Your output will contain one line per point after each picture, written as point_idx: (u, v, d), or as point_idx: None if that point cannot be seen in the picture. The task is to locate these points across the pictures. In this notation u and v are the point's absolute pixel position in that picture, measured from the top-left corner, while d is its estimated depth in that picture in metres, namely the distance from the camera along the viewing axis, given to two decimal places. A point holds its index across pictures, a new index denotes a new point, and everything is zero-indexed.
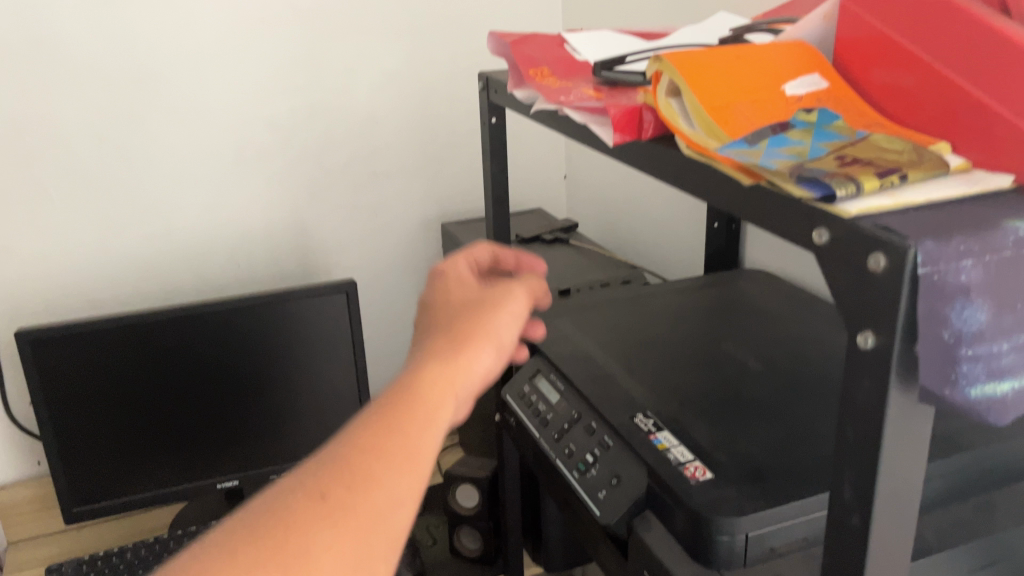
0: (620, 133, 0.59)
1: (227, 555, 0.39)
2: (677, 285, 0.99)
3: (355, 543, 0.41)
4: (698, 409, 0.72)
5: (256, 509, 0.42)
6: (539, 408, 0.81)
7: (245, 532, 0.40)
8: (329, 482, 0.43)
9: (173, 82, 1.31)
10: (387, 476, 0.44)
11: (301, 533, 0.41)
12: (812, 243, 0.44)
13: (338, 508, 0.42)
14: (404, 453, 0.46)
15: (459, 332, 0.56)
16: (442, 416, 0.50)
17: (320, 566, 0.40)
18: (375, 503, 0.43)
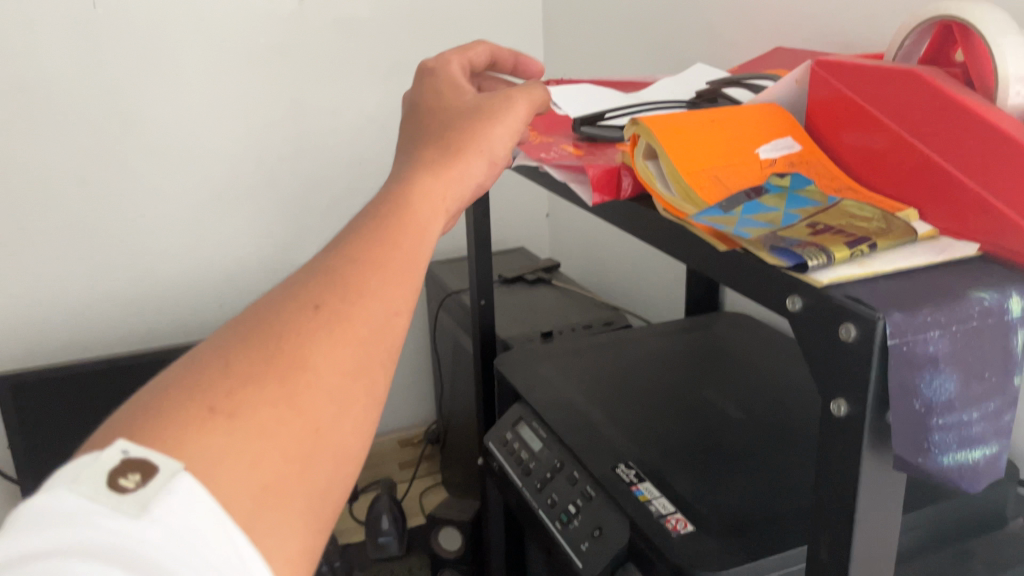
0: (599, 193, 0.59)
1: (214, 377, 0.34)
2: (660, 329, 1.00)
3: (356, 353, 0.37)
4: (679, 459, 0.72)
5: (240, 334, 0.36)
6: (521, 456, 0.82)
7: (233, 355, 0.35)
8: (320, 293, 0.38)
9: (158, 124, 1.31)
10: (380, 287, 0.39)
11: (293, 346, 0.35)
12: (786, 310, 0.45)
13: (333, 319, 0.37)
14: (402, 263, 0.41)
15: (453, 147, 0.51)
16: (435, 228, 0.45)
17: (319, 381, 0.35)
18: (375, 316, 0.38)
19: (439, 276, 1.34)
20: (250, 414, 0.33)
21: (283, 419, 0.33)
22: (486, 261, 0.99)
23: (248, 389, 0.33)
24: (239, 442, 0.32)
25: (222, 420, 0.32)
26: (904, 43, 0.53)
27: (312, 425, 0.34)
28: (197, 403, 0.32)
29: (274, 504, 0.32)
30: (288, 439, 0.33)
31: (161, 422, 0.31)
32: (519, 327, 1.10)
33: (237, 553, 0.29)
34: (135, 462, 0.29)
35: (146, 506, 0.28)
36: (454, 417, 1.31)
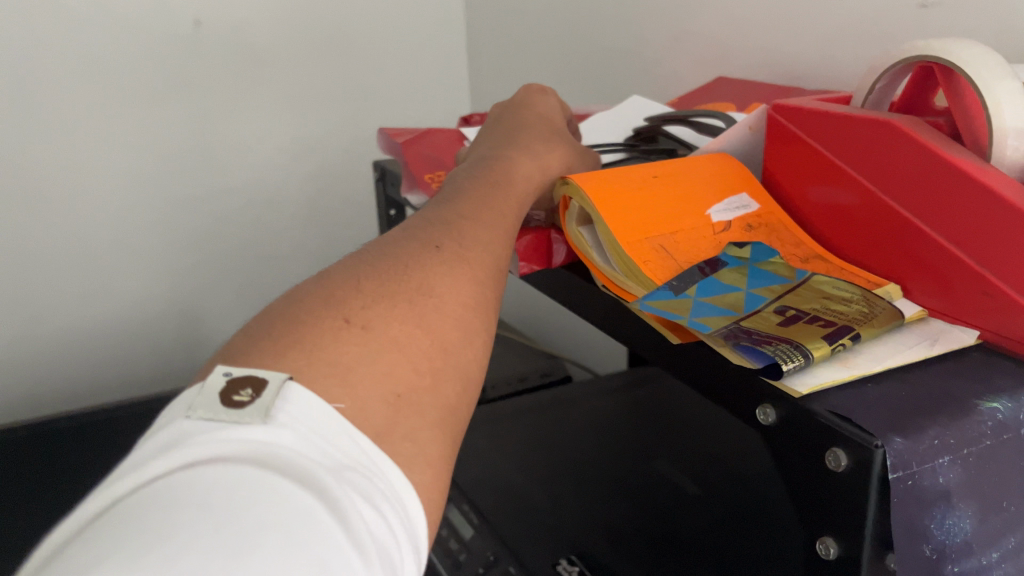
0: (526, 263, 0.50)
1: (341, 297, 0.33)
2: (600, 387, 0.92)
3: (471, 294, 0.37)
4: (630, 552, 0.64)
5: (363, 267, 0.36)
6: (450, 546, 0.71)
7: (361, 281, 0.35)
8: (436, 242, 0.39)
9: (41, 166, 1.15)
10: (484, 246, 0.41)
11: (416, 284, 0.36)
12: (756, 422, 0.37)
13: (452, 262, 0.38)
14: (500, 235, 0.43)
15: (532, 149, 0.54)
16: (521, 205, 0.48)
17: (441, 312, 0.35)
18: (485, 268, 0.40)
19: None
20: (382, 329, 0.32)
21: (413, 336, 0.33)
22: None
23: (378, 307, 0.33)
24: (374, 352, 0.31)
25: (358, 331, 0.32)
26: (875, 87, 0.46)
27: (438, 345, 0.34)
28: (331, 316, 0.32)
29: (406, 414, 0.30)
30: (417, 353, 0.32)
31: (296, 332, 0.31)
32: None
33: (369, 456, 0.27)
34: (242, 381, 0.27)
35: (270, 412, 0.26)
36: None
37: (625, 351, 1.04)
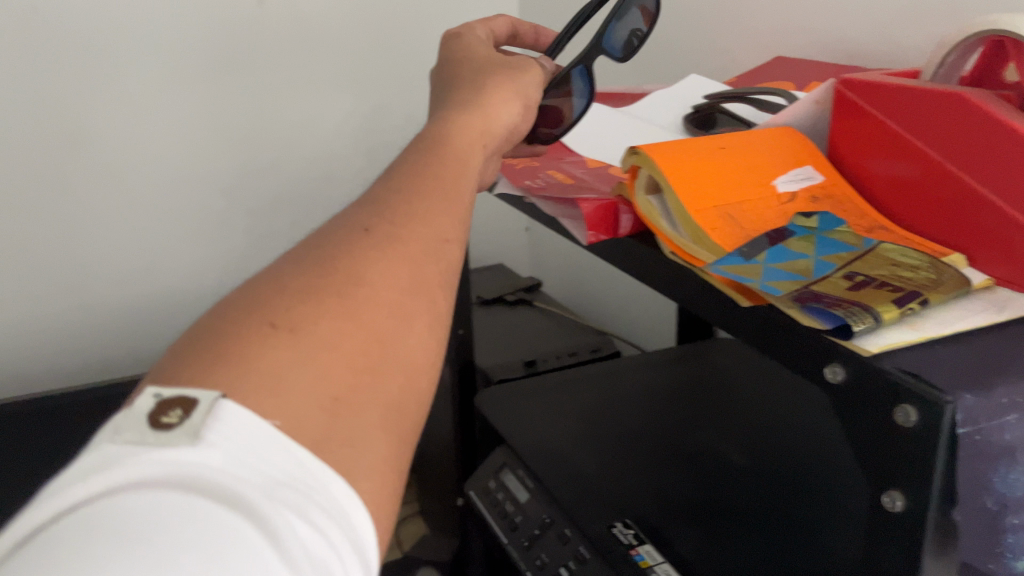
0: (593, 231, 0.52)
1: (266, 300, 0.31)
2: (649, 360, 0.93)
3: (409, 274, 0.34)
4: (682, 516, 0.65)
5: (290, 264, 0.34)
6: (506, 509, 0.75)
7: (288, 281, 0.32)
8: (366, 220, 0.36)
9: (105, 139, 1.18)
10: (428, 214, 0.37)
11: (344, 269, 0.33)
12: (825, 381, 0.38)
13: (386, 241, 0.35)
14: (447, 195, 0.39)
15: (483, 87, 0.49)
16: (474, 162, 0.44)
17: (377, 301, 0.33)
18: (425, 236, 0.36)
19: None
20: (311, 329, 0.30)
21: (344, 333, 0.31)
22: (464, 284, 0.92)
23: (304, 306, 0.31)
24: (302, 356, 0.29)
25: (284, 336, 0.30)
26: (946, 60, 0.47)
27: (376, 339, 0.32)
28: (256, 321, 0.30)
29: (348, 419, 0.29)
30: (352, 351, 0.30)
31: (218, 346, 0.29)
32: (500, 355, 1.02)
33: (308, 466, 0.26)
34: (173, 401, 0.26)
35: (200, 433, 0.25)
36: (431, 446, 1.24)
37: (674, 308, 1.07)
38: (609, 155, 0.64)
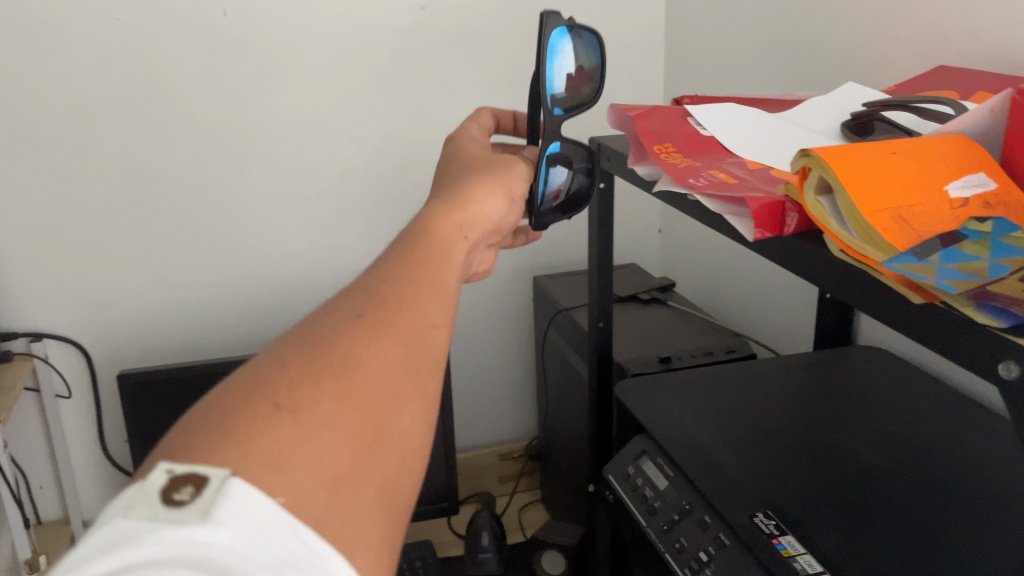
0: (759, 228, 0.54)
1: (271, 381, 0.35)
2: (787, 361, 0.94)
3: (403, 357, 0.38)
4: (822, 512, 0.67)
5: (290, 347, 0.37)
6: (645, 493, 0.78)
7: (288, 362, 0.36)
8: (361, 306, 0.40)
9: (277, 132, 1.25)
10: (419, 302, 0.42)
11: (345, 351, 0.37)
12: (995, 375, 0.40)
13: (377, 324, 0.39)
14: (435, 284, 0.44)
15: (471, 183, 0.56)
16: (457, 253, 0.48)
17: (371, 381, 0.36)
18: (414, 322, 0.40)
19: (550, 291, 1.30)
20: (313, 407, 0.34)
21: (344, 413, 0.34)
22: (608, 279, 0.95)
23: (307, 386, 0.35)
24: (306, 434, 0.32)
25: (288, 415, 0.33)
26: None
27: (372, 420, 0.35)
28: (262, 400, 0.33)
29: (348, 494, 0.32)
30: (351, 431, 0.34)
31: (228, 425, 0.32)
32: (637, 351, 1.05)
33: (311, 546, 0.29)
34: (184, 478, 0.29)
35: (209, 511, 0.28)
36: (561, 435, 1.28)
37: (816, 289, 1.05)
38: (772, 159, 0.66)
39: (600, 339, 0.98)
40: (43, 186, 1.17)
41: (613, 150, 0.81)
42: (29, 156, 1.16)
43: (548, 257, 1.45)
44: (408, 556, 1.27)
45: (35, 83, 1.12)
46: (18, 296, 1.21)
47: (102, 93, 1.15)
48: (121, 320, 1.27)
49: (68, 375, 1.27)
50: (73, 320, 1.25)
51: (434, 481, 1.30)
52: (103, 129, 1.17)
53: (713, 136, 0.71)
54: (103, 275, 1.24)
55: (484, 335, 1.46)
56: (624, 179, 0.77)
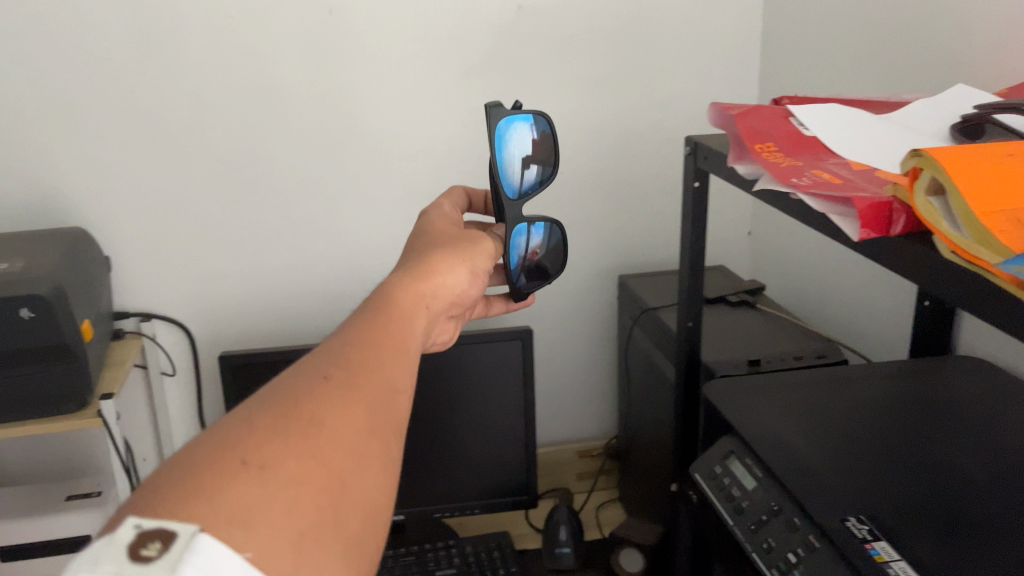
0: (866, 228, 0.54)
1: (240, 440, 0.39)
2: (882, 368, 0.92)
3: (364, 419, 0.43)
4: (918, 521, 0.66)
5: (258, 411, 0.42)
6: (733, 493, 0.78)
7: (255, 423, 0.41)
8: (327, 370, 0.45)
9: (376, 128, 1.28)
10: (381, 369, 0.47)
11: (308, 412, 0.42)
12: None
13: (339, 390, 0.44)
14: (396, 352, 0.49)
15: (438, 255, 0.61)
16: (419, 322, 0.54)
17: (333, 441, 0.41)
18: (374, 389, 0.45)
19: (636, 290, 1.30)
20: (278, 466, 0.39)
21: (306, 469, 0.39)
22: (700, 279, 0.95)
23: (272, 447, 0.39)
24: (270, 491, 0.37)
25: (255, 471, 0.38)
26: None
27: (335, 479, 0.40)
28: (230, 459, 0.38)
29: (313, 548, 0.37)
30: (315, 488, 0.39)
31: (197, 483, 0.36)
32: (725, 352, 1.05)
33: None
34: (151, 533, 0.33)
35: (176, 565, 0.32)
36: (643, 433, 1.28)
37: (912, 286, 1.04)
38: (878, 160, 0.66)
39: (690, 338, 0.98)
40: (158, 172, 1.24)
41: (712, 149, 0.82)
42: (145, 144, 1.22)
43: (635, 256, 1.45)
44: (488, 546, 1.30)
45: (154, 74, 1.19)
46: (130, 277, 1.28)
47: (214, 85, 1.21)
48: (223, 303, 1.33)
49: (172, 353, 1.34)
50: (179, 301, 1.31)
51: (513, 475, 1.32)
52: (214, 119, 1.23)
53: (816, 136, 0.71)
54: (208, 260, 1.30)
55: (567, 333, 1.47)
56: (723, 178, 0.77)
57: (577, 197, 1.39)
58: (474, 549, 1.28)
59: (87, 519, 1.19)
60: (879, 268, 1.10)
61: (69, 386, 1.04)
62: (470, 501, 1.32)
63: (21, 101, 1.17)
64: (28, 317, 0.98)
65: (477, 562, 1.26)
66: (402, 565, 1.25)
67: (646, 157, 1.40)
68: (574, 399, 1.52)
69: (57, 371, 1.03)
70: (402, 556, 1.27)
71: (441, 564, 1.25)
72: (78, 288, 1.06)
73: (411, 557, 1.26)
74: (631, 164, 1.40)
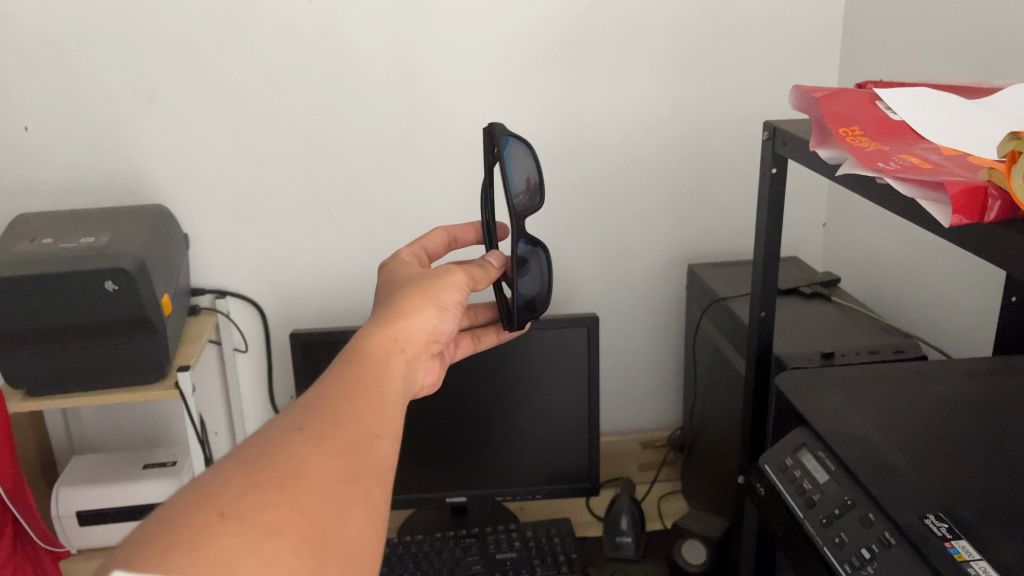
0: (958, 214, 0.52)
1: (213, 491, 0.37)
2: (966, 364, 0.89)
3: (342, 466, 0.41)
4: (1002, 521, 0.64)
5: (230, 463, 0.40)
6: (803, 486, 0.76)
7: (231, 475, 0.39)
8: (303, 419, 0.43)
9: (449, 113, 1.29)
10: (358, 417, 0.45)
11: (283, 461, 0.40)
12: None
13: (317, 439, 0.42)
14: (370, 400, 0.47)
15: (412, 295, 0.58)
16: (394, 368, 0.51)
17: (314, 490, 0.39)
18: (351, 435, 0.43)
19: (706, 280, 1.29)
20: (255, 517, 0.37)
21: (286, 519, 0.37)
22: (775, 268, 0.93)
23: (249, 498, 0.37)
24: (248, 543, 0.36)
25: (231, 522, 0.36)
26: None
27: (318, 526, 0.38)
28: (205, 511, 0.36)
29: None
30: (296, 538, 0.37)
31: (172, 539, 0.35)
32: (798, 345, 1.02)
33: None
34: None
35: None
36: (709, 425, 1.26)
37: (1004, 273, 1.01)
38: (971, 146, 0.63)
39: (762, 328, 0.96)
40: (236, 152, 1.27)
41: (792, 134, 0.80)
42: (227, 128, 1.26)
43: (705, 246, 1.43)
44: (549, 531, 1.30)
45: (234, 55, 1.22)
46: (207, 254, 1.32)
47: (292, 66, 1.23)
48: (295, 282, 1.35)
49: (245, 330, 1.37)
50: (253, 279, 1.34)
51: (575, 463, 1.32)
52: (290, 101, 1.25)
53: (904, 121, 0.69)
54: (282, 241, 1.33)
55: (633, 321, 1.46)
56: (805, 164, 0.75)
57: (647, 184, 1.38)
58: (534, 534, 1.29)
59: (162, 487, 1.24)
60: (971, 259, 1.06)
61: (148, 358, 1.08)
62: (531, 486, 1.32)
63: (110, 84, 1.21)
64: (112, 290, 1.01)
65: (538, 547, 1.26)
66: (463, 546, 1.26)
67: (719, 144, 1.37)
68: (639, 388, 1.51)
69: (137, 343, 1.06)
70: (464, 537, 1.28)
71: (502, 547, 1.26)
72: (159, 263, 1.09)
73: (473, 538, 1.27)
74: (704, 151, 1.37)
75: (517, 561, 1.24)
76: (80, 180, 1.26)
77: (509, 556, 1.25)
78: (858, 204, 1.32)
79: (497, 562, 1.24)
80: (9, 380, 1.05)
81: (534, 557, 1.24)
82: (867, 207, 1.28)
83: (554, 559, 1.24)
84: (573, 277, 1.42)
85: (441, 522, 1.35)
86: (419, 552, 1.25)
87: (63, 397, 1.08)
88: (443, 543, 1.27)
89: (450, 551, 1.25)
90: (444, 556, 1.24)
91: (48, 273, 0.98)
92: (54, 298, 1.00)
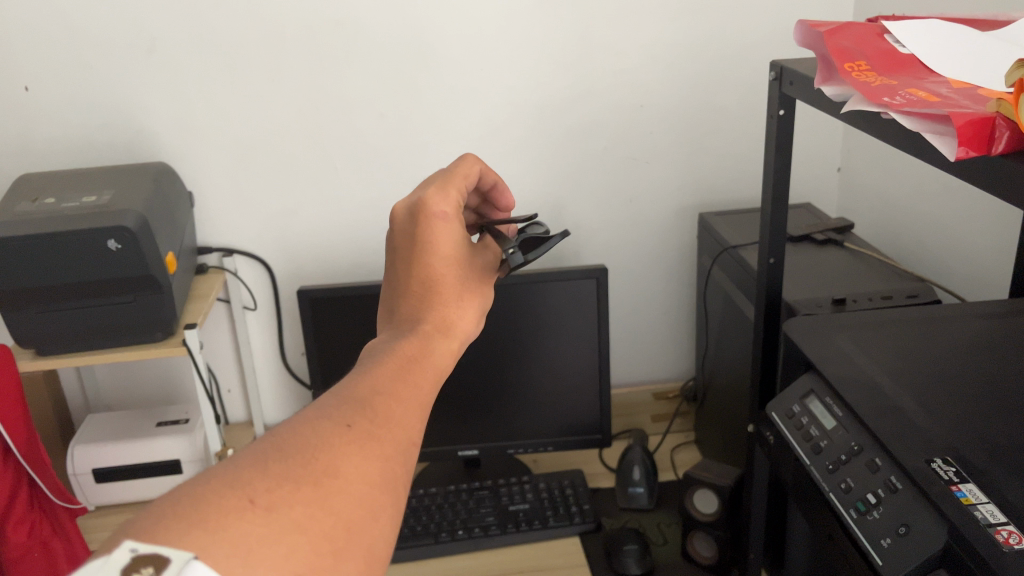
0: (964, 147, 0.50)
1: (245, 478, 0.35)
2: (982, 308, 0.86)
3: (382, 470, 0.38)
4: (1010, 462, 0.63)
5: (268, 449, 0.37)
6: (811, 432, 0.75)
7: (268, 467, 0.36)
8: (349, 420, 0.39)
9: (454, 63, 1.27)
10: (402, 417, 0.41)
11: (323, 457, 0.37)
12: None
13: (364, 439, 0.38)
14: (419, 409, 0.42)
15: (466, 293, 0.51)
16: (445, 373, 0.46)
17: (349, 490, 0.36)
18: (396, 442, 0.39)
19: (715, 228, 1.26)
20: (285, 510, 0.34)
21: (314, 516, 0.34)
22: (783, 214, 0.90)
23: (283, 489, 0.35)
24: (271, 534, 0.33)
25: (259, 511, 0.33)
26: None
27: (342, 525, 0.35)
28: (235, 495, 0.34)
29: None
30: (319, 535, 0.34)
31: (197, 516, 0.32)
32: (808, 292, 1.00)
33: None
34: (146, 558, 0.30)
35: None
36: (720, 373, 1.26)
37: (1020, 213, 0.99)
38: (982, 78, 0.60)
39: (771, 275, 0.94)
40: (235, 107, 1.26)
41: (799, 73, 0.77)
42: (226, 84, 1.24)
43: (716, 195, 1.41)
44: (561, 483, 1.30)
45: (231, 6, 1.20)
46: (212, 212, 1.31)
47: (292, 17, 1.21)
48: (302, 238, 1.35)
49: (253, 288, 1.37)
50: (260, 237, 1.34)
51: (587, 415, 1.31)
52: (291, 55, 1.23)
53: (913, 54, 0.66)
54: (288, 198, 1.32)
55: (644, 272, 1.45)
56: (811, 103, 0.73)
57: (657, 131, 1.35)
58: (547, 486, 1.30)
59: (175, 444, 1.25)
60: (990, 201, 1.03)
61: (155, 317, 1.08)
62: (545, 438, 1.32)
63: (110, 41, 1.20)
64: (115, 248, 1.01)
65: (551, 499, 1.27)
66: (476, 498, 1.27)
67: (730, 88, 1.34)
68: (651, 338, 1.50)
69: (144, 302, 1.07)
70: (477, 490, 1.29)
71: (515, 499, 1.27)
72: (162, 222, 1.09)
73: (486, 491, 1.28)
74: (714, 96, 1.34)
75: (530, 512, 1.25)
76: (81, 140, 1.25)
77: (521, 507, 1.26)
78: (874, 146, 1.28)
79: (511, 513, 1.24)
80: (18, 339, 1.06)
81: (546, 508, 1.25)
82: (884, 150, 1.25)
83: (566, 510, 1.24)
84: (583, 228, 1.40)
85: (454, 475, 1.35)
86: (433, 504, 1.26)
87: (87, 353, 1.09)
88: (456, 496, 1.27)
89: (463, 504, 1.26)
90: (457, 509, 1.25)
91: (48, 232, 0.99)
92: (58, 256, 1.00)
